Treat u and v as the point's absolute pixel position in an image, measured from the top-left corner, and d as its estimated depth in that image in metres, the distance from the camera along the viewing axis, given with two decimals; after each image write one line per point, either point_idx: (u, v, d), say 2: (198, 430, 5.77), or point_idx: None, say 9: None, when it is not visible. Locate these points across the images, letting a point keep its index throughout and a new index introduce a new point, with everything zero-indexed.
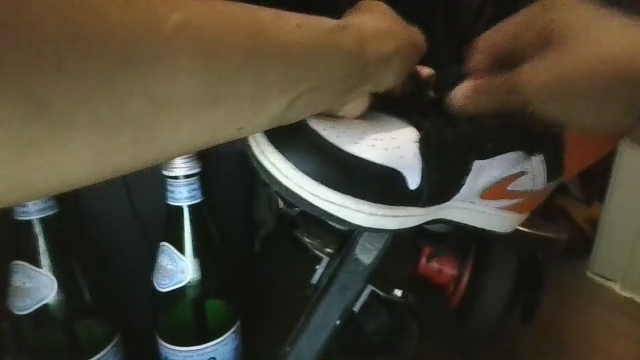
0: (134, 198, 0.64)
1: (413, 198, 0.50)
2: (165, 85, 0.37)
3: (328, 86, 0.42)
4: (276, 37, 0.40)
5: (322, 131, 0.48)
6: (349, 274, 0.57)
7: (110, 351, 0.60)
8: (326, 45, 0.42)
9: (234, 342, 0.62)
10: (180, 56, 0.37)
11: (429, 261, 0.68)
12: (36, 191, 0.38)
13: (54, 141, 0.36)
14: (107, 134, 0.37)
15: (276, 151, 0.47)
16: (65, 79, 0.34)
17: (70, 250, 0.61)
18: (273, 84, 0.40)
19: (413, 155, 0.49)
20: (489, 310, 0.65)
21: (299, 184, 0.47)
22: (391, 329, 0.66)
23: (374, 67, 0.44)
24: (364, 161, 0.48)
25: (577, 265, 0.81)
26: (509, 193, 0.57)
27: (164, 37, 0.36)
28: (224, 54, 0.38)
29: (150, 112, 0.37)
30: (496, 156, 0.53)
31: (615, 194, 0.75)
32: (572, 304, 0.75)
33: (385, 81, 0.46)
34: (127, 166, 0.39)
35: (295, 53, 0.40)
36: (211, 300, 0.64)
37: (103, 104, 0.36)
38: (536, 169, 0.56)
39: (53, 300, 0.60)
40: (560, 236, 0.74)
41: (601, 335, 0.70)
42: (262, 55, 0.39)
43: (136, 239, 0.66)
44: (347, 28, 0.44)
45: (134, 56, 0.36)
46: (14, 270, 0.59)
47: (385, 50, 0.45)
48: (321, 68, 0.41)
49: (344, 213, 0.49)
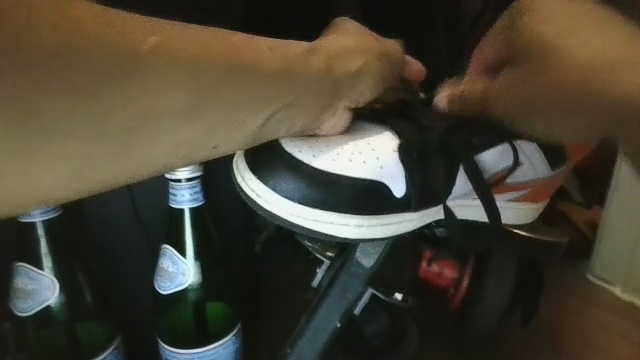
0: (138, 208, 0.64)
1: (401, 206, 0.51)
2: (151, 96, 0.40)
3: (303, 102, 0.45)
4: (252, 58, 0.43)
5: (299, 153, 0.49)
6: (351, 278, 0.57)
7: (110, 354, 0.60)
8: (301, 66, 0.45)
9: (234, 345, 0.62)
10: (150, 70, 0.39)
11: (429, 264, 0.69)
12: (37, 201, 0.39)
13: (43, 146, 0.38)
14: (97, 140, 0.39)
15: (254, 176, 0.49)
16: (61, 100, 0.37)
17: (73, 252, 0.62)
18: (253, 101, 0.42)
19: (394, 164, 0.50)
20: (490, 314, 0.66)
21: (278, 206, 0.48)
22: (389, 333, 0.67)
23: (344, 84, 0.47)
24: (344, 177, 0.49)
25: (579, 267, 0.82)
26: (507, 189, 0.58)
27: (142, 57, 0.39)
28: (194, 72, 0.40)
29: (142, 120, 0.40)
30: (480, 154, 0.54)
31: (614, 201, 0.75)
32: (570, 305, 0.76)
33: (361, 97, 0.48)
34: (127, 175, 0.41)
35: (273, 71, 0.43)
36: (212, 303, 0.65)
37: (92, 108, 0.38)
38: (528, 156, 0.57)
39: (54, 302, 0.60)
40: (561, 239, 0.75)
41: (601, 336, 0.71)
42: (241, 72, 0.42)
43: (139, 243, 0.65)
44: (325, 54, 0.47)
45: (117, 69, 0.38)
46: (16, 272, 0.60)
47: (354, 70, 0.47)
48: (295, 86, 0.44)
49: (330, 228, 0.49)
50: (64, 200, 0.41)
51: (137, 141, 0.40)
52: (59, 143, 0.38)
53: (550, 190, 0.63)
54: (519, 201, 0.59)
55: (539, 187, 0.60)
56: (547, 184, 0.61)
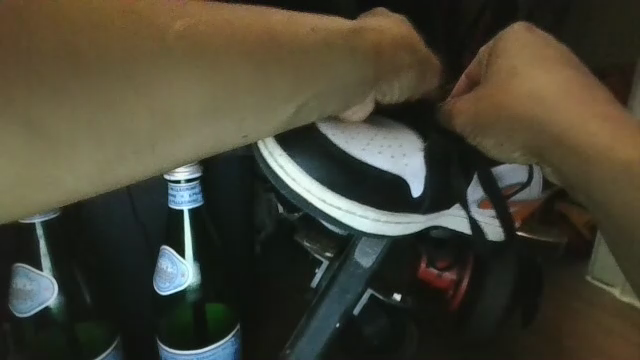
0: (136, 207, 0.64)
1: (415, 206, 0.52)
2: (175, 92, 0.37)
3: (331, 93, 0.43)
4: (287, 43, 0.41)
5: (332, 136, 0.49)
6: (351, 278, 0.57)
7: (110, 354, 0.60)
8: (337, 52, 0.43)
9: (233, 346, 0.62)
10: (176, 63, 0.37)
11: (429, 266, 0.68)
12: (42, 202, 0.37)
13: (52, 144, 0.36)
14: (112, 138, 0.37)
15: (285, 154, 0.48)
16: (70, 99, 0.35)
17: (72, 251, 0.62)
18: (282, 97, 0.41)
19: (419, 164, 0.52)
20: (489, 314, 0.65)
21: (305, 187, 0.48)
22: (390, 334, 0.67)
23: (387, 76, 0.46)
24: (372, 168, 0.50)
25: (579, 270, 0.81)
26: (512, 203, 0.61)
27: (166, 49, 0.37)
28: (219, 60, 0.38)
29: (159, 121, 0.38)
30: (498, 165, 0.57)
31: None
32: (570, 308, 0.75)
33: (390, 93, 0.48)
34: (136, 174, 0.39)
35: (309, 59, 0.41)
36: (211, 305, 0.65)
37: (106, 109, 0.36)
38: (535, 182, 0.62)
39: (53, 303, 0.61)
40: (560, 240, 0.74)
41: (601, 339, 0.70)
42: (270, 62, 0.40)
43: (136, 242, 0.65)
44: (367, 41, 0.45)
45: (130, 63, 0.36)
46: (15, 273, 0.60)
47: (396, 63, 0.47)
48: (329, 74, 0.42)
49: (351, 218, 0.50)
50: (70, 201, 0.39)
51: (152, 140, 0.38)
52: (67, 144, 0.36)
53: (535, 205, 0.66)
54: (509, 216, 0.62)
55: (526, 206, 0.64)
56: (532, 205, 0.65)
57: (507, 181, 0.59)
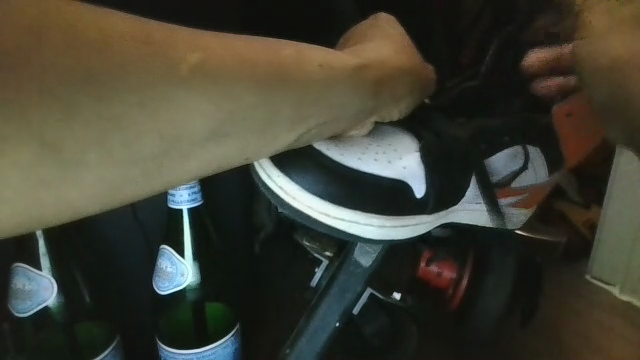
0: (136, 206, 0.63)
1: (419, 207, 0.52)
2: (178, 116, 0.37)
3: (337, 121, 0.43)
4: (297, 70, 0.40)
5: (326, 150, 0.49)
6: (349, 278, 0.57)
7: (109, 354, 0.60)
8: (341, 75, 0.41)
9: (233, 345, 0.62)
10: (182, 83, 0.36)
11: (428, 264, 0.68)
12: (42, 220, 0.37)
13: (52, 163, 0.35)
14: (111, 154, 0.37)
15: (282, 174, 0.48)
16: (75, 119, 0.35)
17: (72, 251, 0.62)
18: (286, 120, 0.40)
19: (416, 166, 0.51)
20: (489, 313, 0.65)
21: (308, 204, 0.48)
22: (390, 332, 0.67)
23: (385, 101, 0.45)
24: (369, 175, 0.49)
25: (578, 268, 0.81)
26: (508, 193, 0.59)
27: (178, 73, 0.36)
28: (228, 85, 0.38)
29: (160, 140, 0.37)
30: (490, 156, 0.56)
31: (614, 195, 0.74)
32: (568, 306, 0.76)
33: (389, 114, 0.46)
34: (138, 193, 0.39)
35: (312, 82, 0.40)
36: (211, 304, 0.65)
37: (101, 126, 0.36)
38: (535, 164, 0.60)
39: (53, 303, 0.61)
40: (560, 239, 0.75)
41: (600, 337, 0.71)
42: (279, 83, 0.39)
43: (137, 243, 0.65)
44: (376, 65, 0.44)
45: (133, 71, 0.36)
46: (14, 273, 0.60)
47: (397, 89, 0.45)
48: (330, 101, 0.41)
49: (355, 227, 0.49)
50: (72, 219, 0.39)
51: (152, 160, 0.38)
52: (69, 165, 0.36)
53: (545, 191, 0.65)
54: (517, 204, 0.61)
55: (535, 193, 0.62)
56: (541, 191, 0.63)
57: (505, 170, 0.58)
